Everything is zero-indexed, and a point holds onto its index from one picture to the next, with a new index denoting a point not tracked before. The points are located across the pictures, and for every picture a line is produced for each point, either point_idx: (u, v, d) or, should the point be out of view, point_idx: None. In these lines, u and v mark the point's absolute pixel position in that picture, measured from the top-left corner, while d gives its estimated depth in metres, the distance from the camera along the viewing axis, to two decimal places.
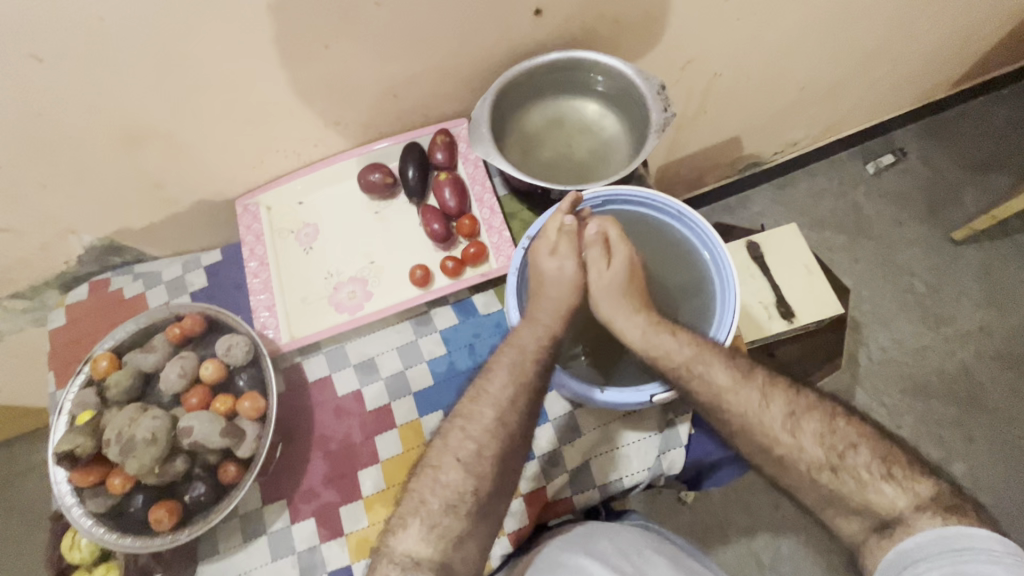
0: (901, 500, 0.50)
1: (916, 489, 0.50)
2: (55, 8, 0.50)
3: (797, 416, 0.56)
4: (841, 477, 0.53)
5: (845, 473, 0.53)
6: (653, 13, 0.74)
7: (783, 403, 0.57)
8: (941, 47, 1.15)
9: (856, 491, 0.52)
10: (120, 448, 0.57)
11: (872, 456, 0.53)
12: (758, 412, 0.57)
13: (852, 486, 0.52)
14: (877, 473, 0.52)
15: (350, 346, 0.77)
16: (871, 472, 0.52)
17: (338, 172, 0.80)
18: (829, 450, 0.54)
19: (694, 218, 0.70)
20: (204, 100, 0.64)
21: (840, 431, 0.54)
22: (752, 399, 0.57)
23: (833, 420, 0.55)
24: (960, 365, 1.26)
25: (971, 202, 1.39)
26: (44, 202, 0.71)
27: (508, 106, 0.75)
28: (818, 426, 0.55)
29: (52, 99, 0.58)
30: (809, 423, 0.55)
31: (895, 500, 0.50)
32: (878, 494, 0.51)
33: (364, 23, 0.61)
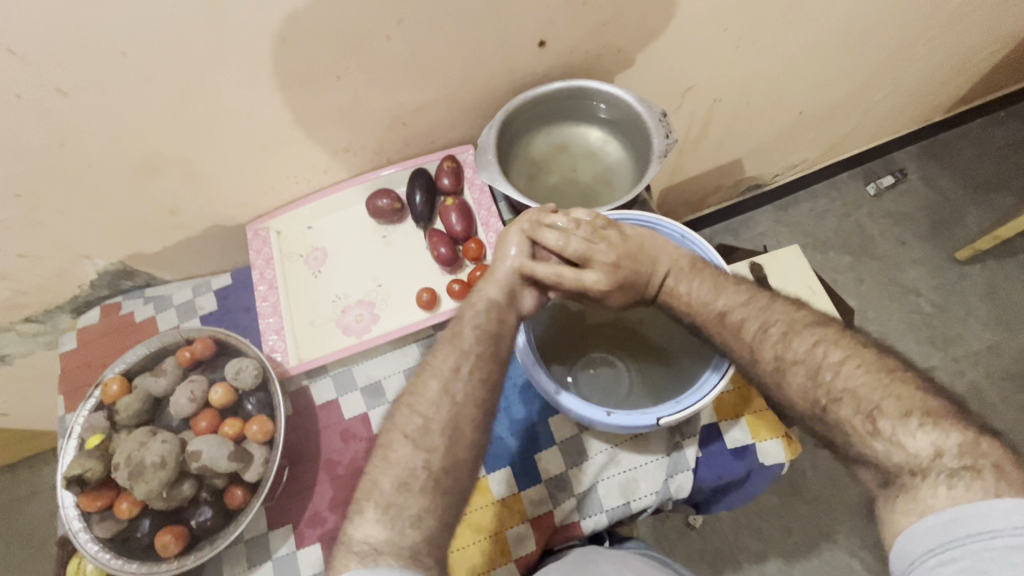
0: (894, 453, 0.48)
1: (911, 442, 0.48)
2: (81, 46, 0.52)
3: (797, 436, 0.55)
4: (830, 426, 0.53)
5: (831, 423, 0.53)
6: (653, 43, 0.76)
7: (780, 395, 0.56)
8: (937, 71, 1.17)
9: (849, 440, 0.52)
10: (128, 472, 0.58)
11: (856, 407, 0.51)
12: None
13: (839, 436, 0.52)
14: (864, 428, 0.51)
15: (357, 369, 0.78)
16: (858, 427, 0.51)
17: (347, 197, 0.82)
18: (812, 402, 0.54)
19: (698, 242, 0.71)
20: (219, 129, 0.66)
21: (825, 384, 0.54)
22: None
23: (818, 373, 0.54)
24: (971, 386, 1.25)
25: (973, 222, 1.40)
26: (61, 228, 0.72)
27: (513, 133, 0.77)
28: (802, 378, 0.55)
29: (74, 131, 0.60)
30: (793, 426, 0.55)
31: (887, 454, 0.49)
32: (868, 449, 0.50)
33: (374, 56, 0.63)
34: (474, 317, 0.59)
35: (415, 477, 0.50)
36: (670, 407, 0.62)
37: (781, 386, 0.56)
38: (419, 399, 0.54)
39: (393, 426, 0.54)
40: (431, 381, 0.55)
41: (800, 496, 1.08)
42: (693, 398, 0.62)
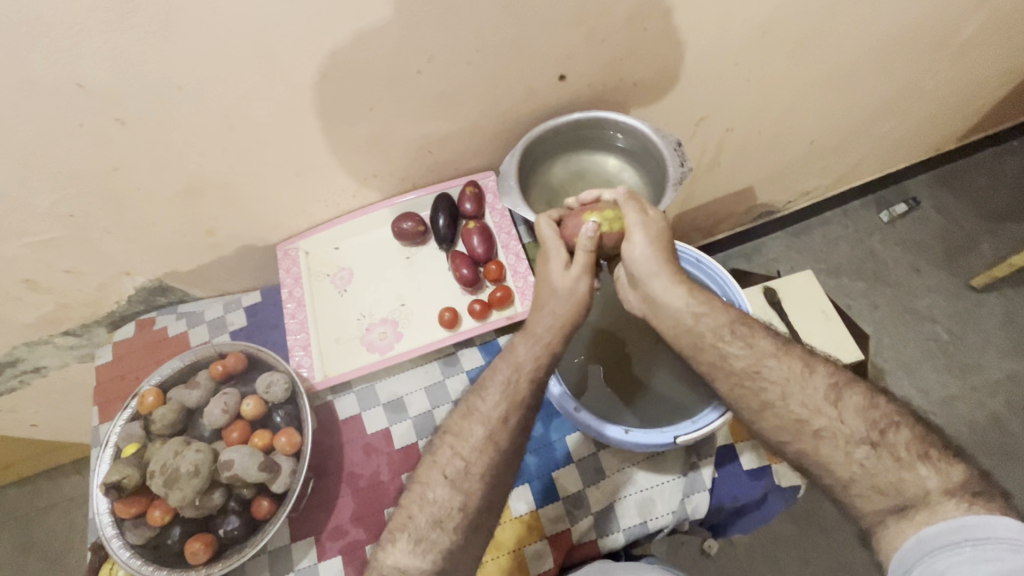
0: (932, 481, 0.48)
1: (948, 471, 0.49)
2: (143, 79, 0.57)
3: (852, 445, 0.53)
4: (879, 453, 0.51)
5: (883, 450, 0.51)
6: (668, 77, 0.81)
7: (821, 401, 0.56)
8: (946, 102, 1.20)
9: (891, 469, 0.50)
10: (164, 480, 0.60)
11: (912, 434, 0.52)
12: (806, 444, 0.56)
13: (888, 463, 0.51)
14: (914, 452, 0.50)
15: (380, 385, 0.80)
16: (910, 451, 0.51)
17: (373, 220, 0.85)
18: (871, 425, 0.52)
19: (712, 266, 0.73)
20: (259, 156, 0.71)
21: (880, 408, 0.53)
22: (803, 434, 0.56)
23: (873, 397, 0.54)
24: (990, 414, 1.24)
25: (988, 250, 1.40)
26: (106, 246, 0.77)
27: (534, 160, 0.81)
28: (859, 400, 0.54)
29: (129, 157, 0.65)
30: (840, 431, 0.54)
31: (928, 480, 0.49)
32: (911, 472, 0.49)
33: (406, 89, 0.67)
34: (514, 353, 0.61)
35: (449, 517, 0.52)
36: (686, 425, 0.64)
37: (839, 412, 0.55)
38: (464, 443, 0.56)
39: (435, 466, 0.55)
40: (477, 428, 0.56)
41: (817, 524, 1.07)
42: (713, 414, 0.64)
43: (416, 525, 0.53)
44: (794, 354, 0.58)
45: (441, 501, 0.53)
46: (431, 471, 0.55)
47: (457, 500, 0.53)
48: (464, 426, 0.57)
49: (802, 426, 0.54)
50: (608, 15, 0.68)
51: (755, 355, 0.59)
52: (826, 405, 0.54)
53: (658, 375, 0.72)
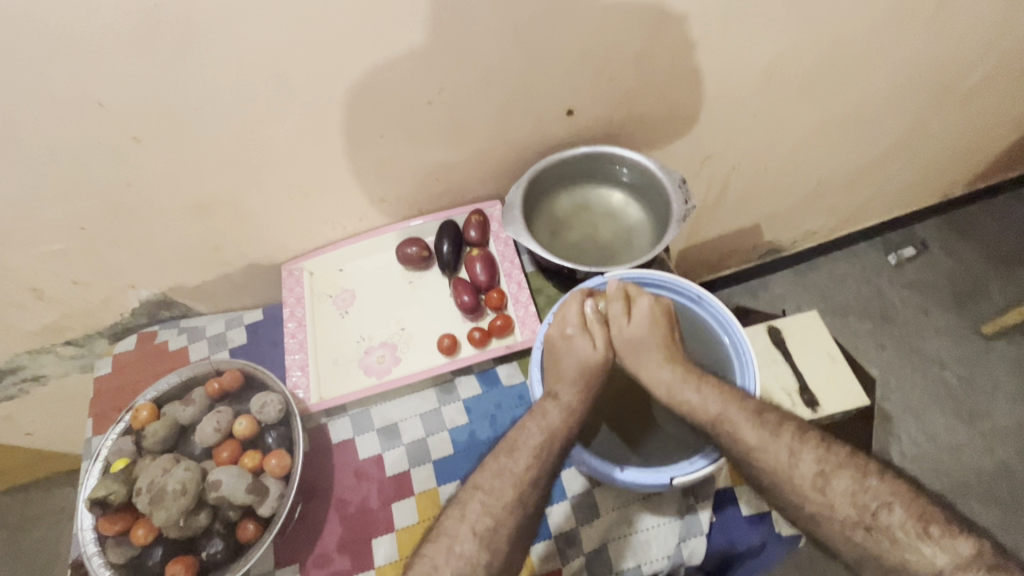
0: (940, 559, 0.54)
1: (956, 546, 0.54)
2: (160, 100, 0.59)
3: (828, 480, 0.59)
4: (877, 537, 0.56)
5: (879, 533, 0.56)
6: (675, 115, 0.82)
7: (813, 459, 0.60)
8: (953, 148, 1.20)
9: (894, 550, 0.55)
10: (149, 498, 0.60)
11: (907, 513, 0.56)
12: (811, 495, 0.59)
13: (886, 545, 0.56)
14: (912, 532, 0.55)
15: (375, 410, 0.79)
16: (908, 531, 0.55)
17: (378, 243, 0.86)
18: (861, 508, 0.57)
19: (714, 303, 0.72)
20: (269, 177, 0.72)
21: (871, 489, 0.58)
22: (806, 481, 0.59)
23: (864, 478, 0.58)
24: (1001, 465, 1.20)
25: (998, 296, 1.39)
26: (113, 259, 0.78)
27: (539, 192, 0.81)
28: (848, 483, 0.58)
29: (144, 174, 0.66)
30: (838, 481, 0.58)
31: (935, 558, 0.54)
32: (916, 553, 0.54)
33: (417, 118, 0.69)
34: None
35: (477, 571, 0.56)
36: (683, 466, 0.62)
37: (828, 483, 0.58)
38: (490, 498, 0.60)
39: (462, 521, 0.59)
40: (504, 485, 0.60)
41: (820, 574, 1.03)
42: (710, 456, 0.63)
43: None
44: (781, 438, 0.61)
45: (468, 555, 0.57)
46: (457, 525, 0.59)
47: (481, 552, 0.57)
48: (490, 481, 0.61)
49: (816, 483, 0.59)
50: (616, 54, 0.69)
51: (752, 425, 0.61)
52: (812, 494, 0.58)
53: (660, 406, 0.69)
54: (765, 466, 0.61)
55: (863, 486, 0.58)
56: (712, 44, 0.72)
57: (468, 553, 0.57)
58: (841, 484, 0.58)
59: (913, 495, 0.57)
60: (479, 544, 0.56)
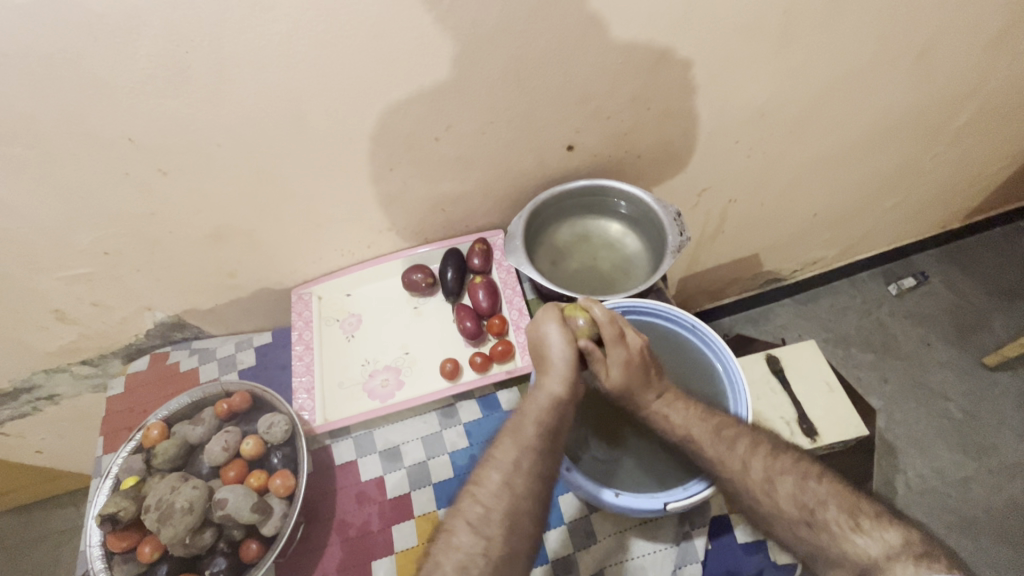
0: (872, 548, 0.57)
1: (885, 536, 0.58)
2: (187, 137, 0.63)
3: (772, 479, 0.63)
4: (817, 531, 0.60)
5: (818, 528, 0.60)
6: (671, 151, 0.86)
7: (762, 466, 0.64)
8: (947, 182, 1.23)
9: (832, 543, 0.59)
10: (157, 515, 0.61)
11: (840, 510, 0.60)
12: (760, 496, 0.63)
13: (826, 539, 0.59)
14: (845, 525, 0.59)
15: (378, 432, 0.81)
16: (841, 525, 0.59)
17: (385, 270, 0.89)
18: (801, 506, 0.61)
19: (707, 332, 0.74)
20: (284, 207, 0.76)
21: (809, 490, 0.62)
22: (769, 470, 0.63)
23: (804, 480, 0.63)
24: (1010, 500, 1.18)
25: (1000, 328, 1.39)
26: (133, 283, 0.81)
27: (541, 223, 0.85)
28: (791, 487, 0.63)
29: (167, 204, 0.70)
30: (783, 483, 0.63)
31: (868, 548, 0.57)
32: (850, 543, 0.58)
33: (425, 153, 0.73)
34: (520, 414, 0.64)
35: (474, 562, 0.54)
36: (677, 492, 0.64)
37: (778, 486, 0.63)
38: (483, 489, 0.59)
39: (459, 512, 0.58)
40: (494, 474, 0.60)
41: None
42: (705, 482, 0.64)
43: (444, 572, 0.54)
44: (744, 442, 0.65)
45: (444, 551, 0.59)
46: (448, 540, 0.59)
47: (480, 545, 0.55)
48: (483, 473, 0.60)
49: (768, 483, 0.63)
50: (614, 95, 0.74)
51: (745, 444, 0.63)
52: (763, 497, 0.63)
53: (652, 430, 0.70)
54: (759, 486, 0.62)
55: (802, 487, 0.62)
56: (705, 86, 0.76)
57: (465, 544, 0.55)
58: (784, 487, 0.63)
59: (848, 492, 0.62)
60: None
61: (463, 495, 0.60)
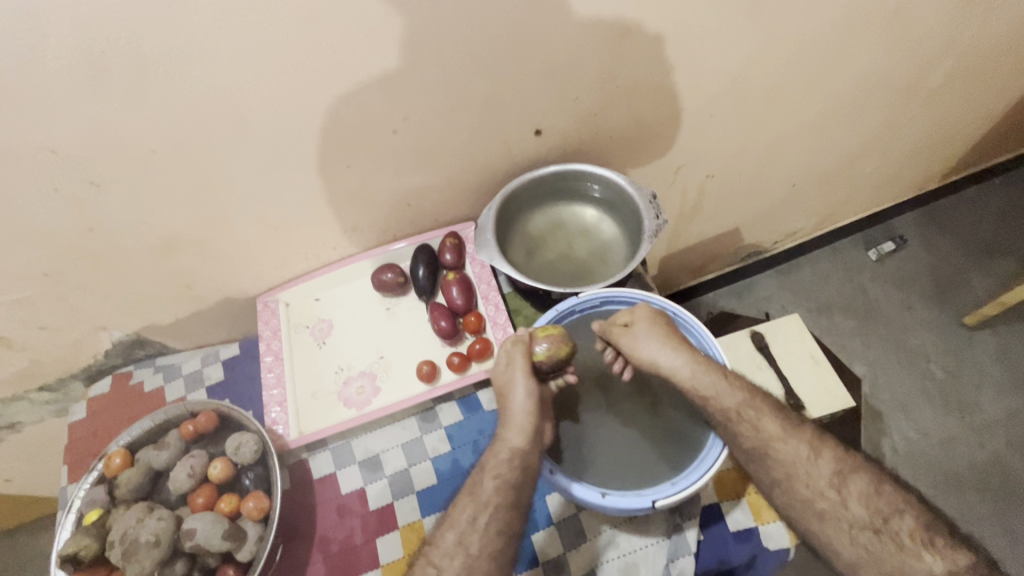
0: (937, 565, 0.56)
1: (956, 558, 0.56)
2: (117, 143, 0.58)
3: (844, 475, 0.62)
4: (884, 539, 0.58)
5: (885, 535, 0.59)
6: (643, 129, 0.82)
7: (832, 461, 0.63)
8: (923, 143, 1.21)
9: (895, 553, 0.57)
10: (122, 551, 0.58)
11: (916, 521, 0.59)
12: None
13: (892, 546, 0.58)
14: (919, 538, 0.58)
15: (356, 442, 0.78)
16: (915, 536, 0.58)
17: (353, 271, 0.85)
18: (874, 512, 0.60)
19: (688, 318, 0.72)
20: (237, 213, 0.71)
21: (884, 496, 0.61)
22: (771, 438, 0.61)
23: (879, 484, 0.62)
24: (993, 457, 1.20)
25: (978, 286, 1.40)
26: (80, 302, 0.76)
27: (512, 212, 0.81)
28: (865, 487, 0.62)
29: (108, 217, 0.66)
30: (856, 482, 0.62)
31: (933, 563, 0.56)
32: (918, 559, 0.57)
33: (382, 146, 0.68)
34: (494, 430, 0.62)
35: None
36: (665, 488, 0.62)
37: (841, 489, 0.62)
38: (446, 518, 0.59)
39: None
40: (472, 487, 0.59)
41: None
42: (711, 454, 0.64)
43: None
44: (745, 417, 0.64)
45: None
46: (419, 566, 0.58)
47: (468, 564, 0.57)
48: None
49: (841, 479, 0.62)
50: (578, 75, 0.70)
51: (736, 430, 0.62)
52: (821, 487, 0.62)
53: (634, 427, 0.68)
54: None
55: (878, 492, 0.61)
56: (676, 58, 0.72)
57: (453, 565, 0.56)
58: (857, 486, 0.62)
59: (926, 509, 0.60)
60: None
61: None
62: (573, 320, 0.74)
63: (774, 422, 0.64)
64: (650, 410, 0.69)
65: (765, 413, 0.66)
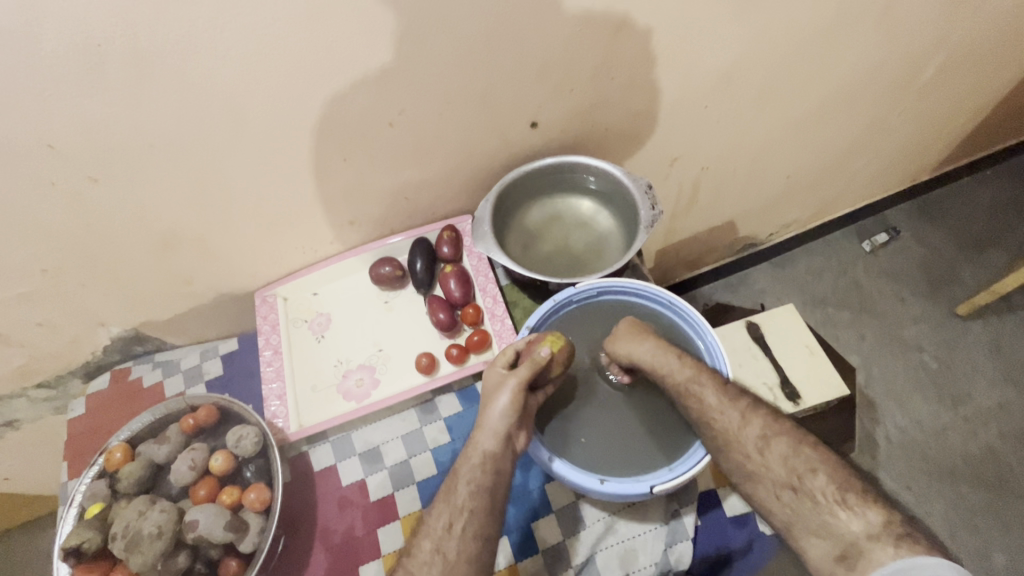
0: (855, 525, 0.54)
1: (868, 516, 0.55)
2: (114, 138, 0.58)
3: (767, 437, 0.62)
4: (801, 497, 0.58)
5: (804, 495, 0.58)
6: (638, 122, 0.83)
7: (760, 426, 0.63)
8: (916, 135, 1.22)
9: (815, 511, 0.57)
10: (127, 543, 0.59)
11: (829, 479, 0.58)
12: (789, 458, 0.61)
13: (810, 506, 0.57)
14: (832, 496, 0.57)
15: (356, 434, 0.78)
16: (827, 494, 0.57)
17: (351, 265, 0.85)
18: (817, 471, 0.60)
19: (684, 308, 0.73)
20: (235, 207, 0.71)
21: (803, 455, 0.60)
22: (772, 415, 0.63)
23: (798, 444, 0.61)
24: (984, 446, 1.22)
25: (970, 277, 1.41)
26: (78, 299, 0.76)
27: (509, 205, 0.81)
28: (785, 448, 0.61)
29: (105, 213, 0.66)
30: (777, 444, 0.61)
31: (851, 524, 0.54)
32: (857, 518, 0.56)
33: (378, 141, 0.69)
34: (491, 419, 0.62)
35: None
36: (663, 474, 0.64)
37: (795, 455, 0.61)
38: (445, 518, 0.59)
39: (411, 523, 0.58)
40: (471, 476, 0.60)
41: None
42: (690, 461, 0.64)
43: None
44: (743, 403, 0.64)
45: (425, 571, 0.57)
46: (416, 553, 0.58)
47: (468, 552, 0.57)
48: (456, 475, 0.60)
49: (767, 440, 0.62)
50: (573, 68, 0.70)
51: (731, 418, 0.63)
52: (752, 455, 0.61)
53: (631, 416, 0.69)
54: (746, 450, 0.61)
55: (796, 451, 0.60)
56: (671, 51, 0.73)
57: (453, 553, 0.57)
58: (778, 447, 0.61)
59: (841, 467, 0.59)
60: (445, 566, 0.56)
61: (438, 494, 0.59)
62: (570, 310, 0.74)
63: (769, 412, 0.65)
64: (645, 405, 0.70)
65: (759, 400, 0.66)
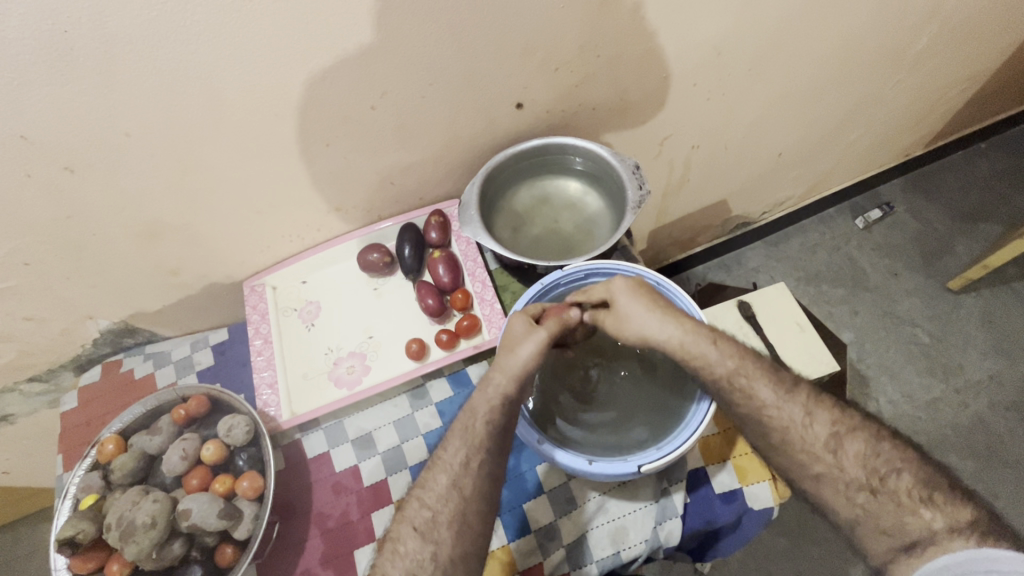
0: (937, 523, 0.53)
1: (954, 514, 0.53)
2: (88, 127, 0.57)
3: (839, 436, 0.59)
4: (881, 499, 0.56)
5: (884, 496, 0.56)
6: (626, 100, 0.82)
7: (829, 422, 0.61)
8: (910, 109, 1.21)
9: (894, 513, 0.55)
10: (120, 533, 0.59)
11: (914, 480, 0.56)
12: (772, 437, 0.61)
13: (891, 508, 0.55)
14: (917, 497, 0.55)
15: (348, 421, 0.79)
16: (912, 495, 0.55)
17: (339, 253, 0.85)
18: (871, 473, 0.57)
19: (672, 288, 0.72)
20: (218, 195, 0.70)
21: (883, 455, 0.58)
22: (796, 416, 0.61)
23: (876, 442, 0.59)
24: (975, 417, 1.23)
25: (963, 251, 1.41)
26: (65, 291, 0.76)
27: (496, 188, 0.81)
28: (861, 447, 0.59)
29: (85, 203, 0.65)
30: (852, 443, 0.59)
31: (933, 522, 0.53)
32: (916, 516, 0.54)
33: (360, 124, 0.68)
34: (481, 406, 0.63)
35: (422, 567, 0.55)
36: (651, 453, 0.63)
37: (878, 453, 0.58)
38: (430, 493, 0.59)
39: (397, 521, 0.59)
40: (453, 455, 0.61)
41: (809, 536, 1.07)
42: (696, 419, 0.65)
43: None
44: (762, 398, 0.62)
45: (413, 551, 0.56)
46: (400, 526, 0.58)
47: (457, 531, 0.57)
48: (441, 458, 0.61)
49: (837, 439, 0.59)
50: (558, 45, 0.68)
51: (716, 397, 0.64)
52: (825, 454, 0.59)
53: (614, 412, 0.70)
54: (768, 441, 0.62)
55: (875, 451, 0.58)
56: (658, 27, 0.71)
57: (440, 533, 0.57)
58: (854, 447, 0.59)
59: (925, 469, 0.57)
60: (431, 536, 0.57)
61: (426, 477, 0.60)
62: (558, 293, 0.74)
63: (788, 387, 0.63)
64: (646, 378, 0.72)
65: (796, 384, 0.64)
